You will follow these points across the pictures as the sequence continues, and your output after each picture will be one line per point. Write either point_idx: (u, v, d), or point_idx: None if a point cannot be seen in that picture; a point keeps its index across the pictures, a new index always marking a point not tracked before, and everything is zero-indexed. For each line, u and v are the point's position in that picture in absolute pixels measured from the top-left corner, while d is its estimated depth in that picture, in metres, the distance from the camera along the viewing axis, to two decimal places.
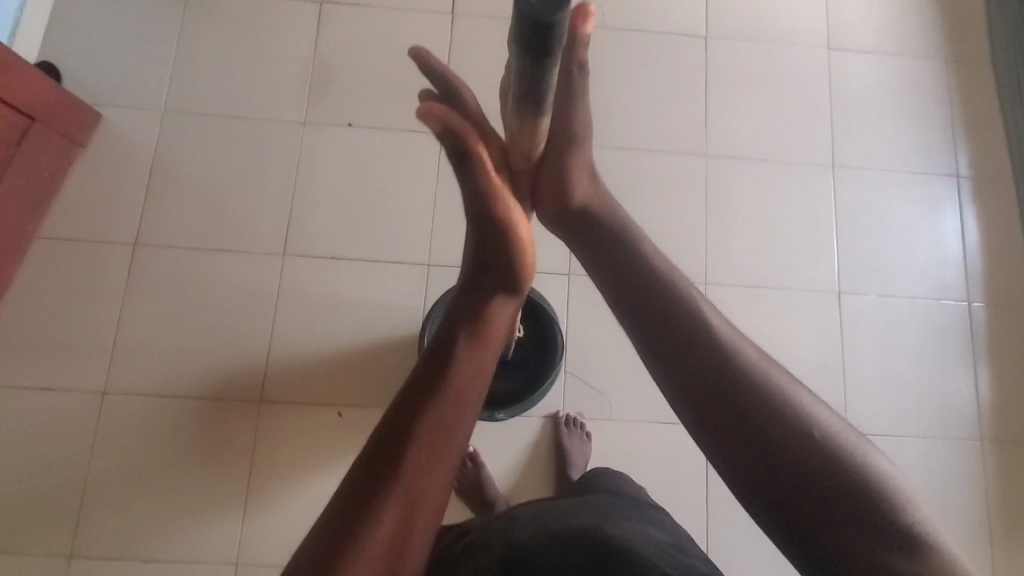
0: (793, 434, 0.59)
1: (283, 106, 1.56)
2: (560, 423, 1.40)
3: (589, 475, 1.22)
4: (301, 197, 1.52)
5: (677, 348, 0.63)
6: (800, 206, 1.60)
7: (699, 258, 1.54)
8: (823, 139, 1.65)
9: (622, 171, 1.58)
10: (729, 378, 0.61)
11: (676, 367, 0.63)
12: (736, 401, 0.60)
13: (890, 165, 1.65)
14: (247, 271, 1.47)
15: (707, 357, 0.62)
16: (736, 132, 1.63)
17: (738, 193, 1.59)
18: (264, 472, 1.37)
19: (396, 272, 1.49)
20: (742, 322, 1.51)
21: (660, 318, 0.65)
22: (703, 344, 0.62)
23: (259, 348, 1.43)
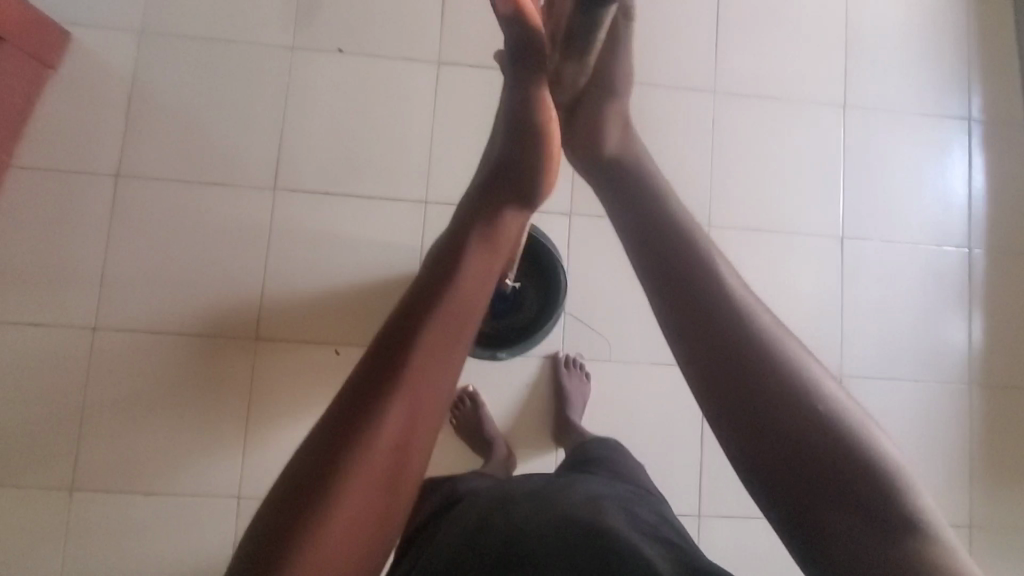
0: (835, 451, 0.50)
1: (268, 29, 1.46)
2: (560, 363, 1.41)
3: (587, 442, 1.25)
4: (291, 128, 1.44)
5: (732, 373, 0.52)
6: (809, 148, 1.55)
7: (704, 199, 1.51)
8: (836, 77, 1.59)
9: (627, 107, 1.51)
10: (758, 383, 0.52)
11: (695, 335, 0.54)
12: (764, 401, 0.51)
13: (902, 106, 1.60)
14: (238, 205, 1.41)
15: (738, 356, 0.53)
16: (746, 68, 1.56)
17: (746, 133, 1.54)
18: (263, 408, 1.37)
19: (391, 209, 1.44)
20: (745, 265, 1.50)
21: (684, 300, 0.56)
22: (733, 333, 0.53)
23: (252, 284, 1.40)
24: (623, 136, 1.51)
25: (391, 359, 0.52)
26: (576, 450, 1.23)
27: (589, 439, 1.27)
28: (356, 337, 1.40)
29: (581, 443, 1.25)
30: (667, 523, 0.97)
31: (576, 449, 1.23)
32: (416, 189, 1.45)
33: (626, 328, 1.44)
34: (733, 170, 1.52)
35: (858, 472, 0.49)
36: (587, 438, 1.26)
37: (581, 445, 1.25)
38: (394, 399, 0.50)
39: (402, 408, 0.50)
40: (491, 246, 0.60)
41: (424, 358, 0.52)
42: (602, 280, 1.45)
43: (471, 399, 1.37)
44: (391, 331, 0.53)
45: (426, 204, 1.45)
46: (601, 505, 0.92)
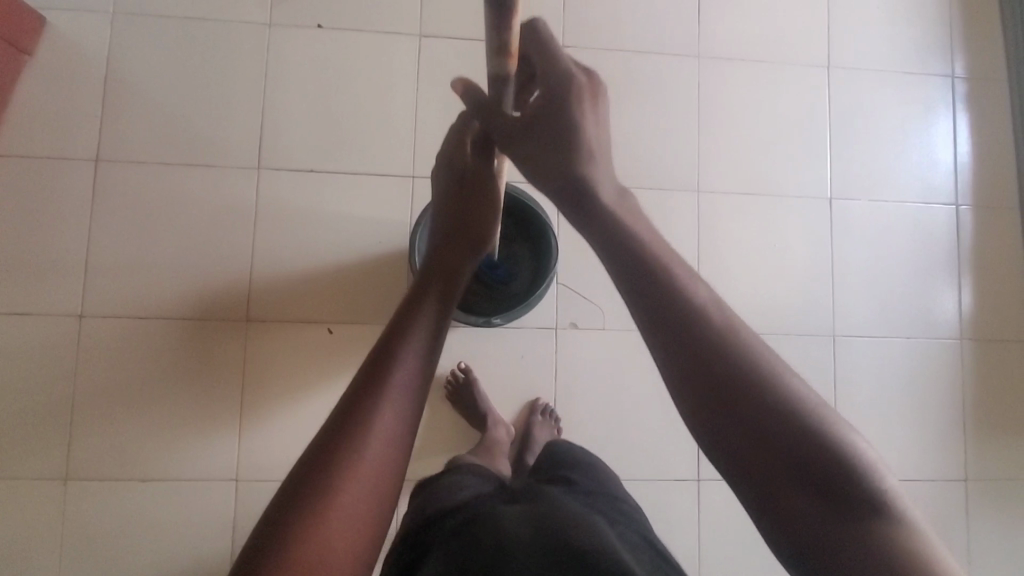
0: (775, 404, 0.49)
1: (245, 6, 1.44)
2: (537, 410, 1.38)
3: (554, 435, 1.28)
4: (273, 106, 1.42)
5: (664, 308, 0.53)
6: (795, 110, 1.55)
7: (693, 164, 1.50)
8: (820, 38, 1.58)
9: (612, 74, 1.50)
10: (701, 345, 0.51)
11: (634, 276, 0.54)
12: (707, 360, 0.51)
13: (886, 65, 1.60)
14: (223, 186, 1.40)
15: (674, 312, 0.52)
16: (731, 31, 1.55)
17: (732, 96, 1.53)
18: (257, 389, 1.36)
19: (378, 184, 1.42)
20: (735, 229, 1.50)
21: (630, 267, 0.55)
22: (672, 296, 0.53)
23: (240, 265, 1.38)
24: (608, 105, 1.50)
25: (384, 361, 0.60)
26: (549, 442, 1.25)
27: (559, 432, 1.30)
28: (347, 314, 1.39)
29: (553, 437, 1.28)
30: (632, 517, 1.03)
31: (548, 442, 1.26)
32: (403, 163, 1.44)
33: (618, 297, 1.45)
34: (721, 134, 1.52)
35: (796, 421, 0.49)
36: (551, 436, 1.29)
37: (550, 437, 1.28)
38: (384, 396, 0.58)
39: (384, 398, 0.58)
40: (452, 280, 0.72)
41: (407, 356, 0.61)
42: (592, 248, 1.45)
43: (466, 372, 1.37)
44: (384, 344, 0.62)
45: (413, 178, 1.43)
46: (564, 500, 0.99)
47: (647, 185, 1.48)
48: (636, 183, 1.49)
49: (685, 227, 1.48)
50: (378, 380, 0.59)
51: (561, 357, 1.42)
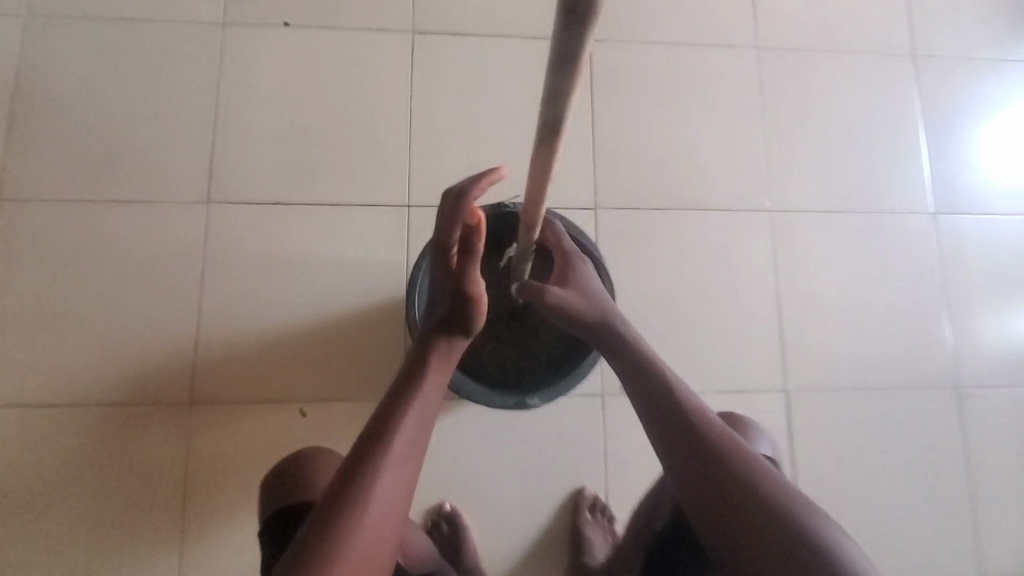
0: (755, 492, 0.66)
1: (194, 4, 1.15)
2: (585, 507, 1.03)
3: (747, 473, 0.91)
4: (227, 124, 1.12)
5: (677, 436, 0.70)
6: (878, 108, 1.26)
7: (761, 178, 1.19)
8: (901, 22, 1.30)
9: (653, 72, 1.21)
10: (697, 446, 0.69)
11: (657, 414, 0.72)
12: (695, 449, 0.69)
13: (982, 52, 1.31)
14: (163, 227, 1.08)
15: (686, 438, 0.70)
16: (792, 17, 1.27)
17: (801, 94, 1.24)
18: (204, 497, 1.01)
19: (364, 217, 1.11)
20: (820, 257, 1.18)
21: (653, 399, 0.74)
22: (675, 411, 0.72)
23: (184, 329, 1.05)
24: (650, 110, 1.20)
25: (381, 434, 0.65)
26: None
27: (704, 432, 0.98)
28: (326, 389, 1.05)
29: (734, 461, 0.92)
30: None
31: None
32: (395, 190, 1.12)
33: (679, 350, 1.12)
34: (791, 141, 1.22)
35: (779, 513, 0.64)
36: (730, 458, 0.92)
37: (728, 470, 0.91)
38: (368, 503, 0.60)
39: (368, 507, 0.60)
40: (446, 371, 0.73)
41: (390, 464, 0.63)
42: (642, 289, 1.13)
43: (449, 518, 1.01)
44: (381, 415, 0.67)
45: (409, 208, 1.12)
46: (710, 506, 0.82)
47: (706, 206, 1.17)
48: (693, 203, 1.17)
49: (757, 257, 1.16)
50: (373, 455, 0.63)
51: (611, 434, 1.07)
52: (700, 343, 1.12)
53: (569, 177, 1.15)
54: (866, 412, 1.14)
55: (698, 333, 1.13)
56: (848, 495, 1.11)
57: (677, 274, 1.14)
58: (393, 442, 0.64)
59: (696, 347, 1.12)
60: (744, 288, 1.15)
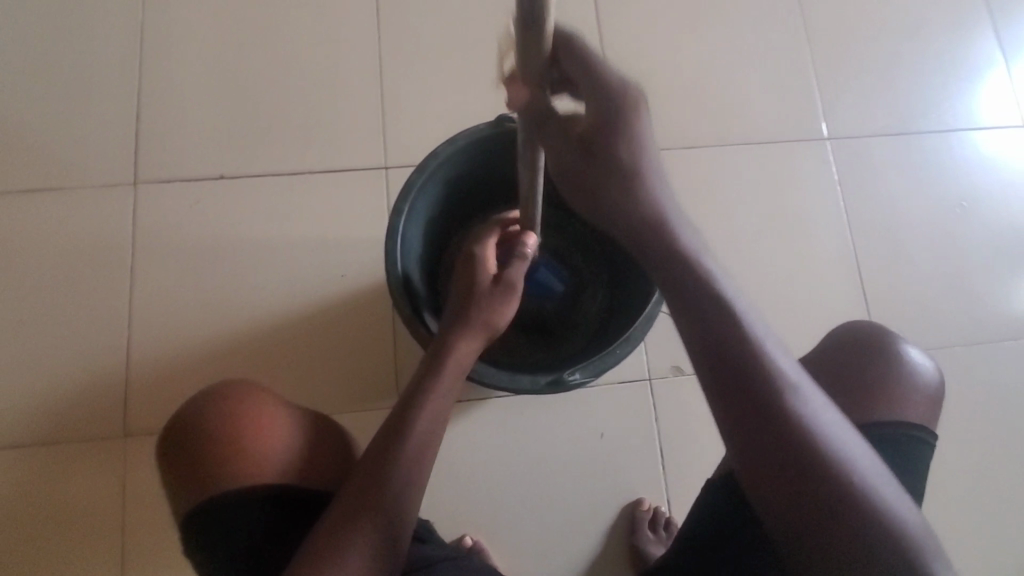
0: (873, 522, 0.36)
1: None
2: (642, 526, 0.77)
3: (918, 441, 0.57)
4: (151, 86, 0.88)
5: (759, 438, 0.36)
6: (957, 9, 1.02)
7: (819, 101, 0.97)
8: None
9: None
10: (788, 430, 0.36)
11: (725, 392, 0.37)
12: (779, 436, 0.36)
13: None
14: (76, 219, 0.85)
15: (778, 443, 0.36)
16: None
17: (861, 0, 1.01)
18: (144, 563, 0.76)
19: (332, 186, 0.87)
20: (902, 189, 0.95)
21: (725, 372, 0.37)
22: (744, 365, 0.37)
23: (112, 343, 0.82)
24: (673, 29, 0.96)
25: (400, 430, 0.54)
26: (884, 451, 0.55)
27: (840, 359, 0.61)
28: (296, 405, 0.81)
29: (904, 419, 0.56)
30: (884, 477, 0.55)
31: (884, 439, 0.55)
32: (368, 150, 0.88)
33: None
34: (852, 56, 0.99)
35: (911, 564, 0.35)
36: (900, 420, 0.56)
37: (897, 430, 0.56)
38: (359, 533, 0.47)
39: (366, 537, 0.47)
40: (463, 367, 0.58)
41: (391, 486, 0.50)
42: None
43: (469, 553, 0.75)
44: (400, 410, 0.56)
45: (387, 170, 0.88)
46: None
47: (757, 140, 0.94)
48: (742, 137, 0.94)
49: (826, 196, 0.93)
50: (380, 466, 0.51)
51: (672, 430, 0.82)
52: (767, 305, 0.89)
53: None
54: (995, 375, 0.88)
55: (765, 295, 0.89)
56: (990, 489, 0.84)
57: (731, 224, 0.91)
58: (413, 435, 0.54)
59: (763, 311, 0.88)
60: (812, 234, 0.92)
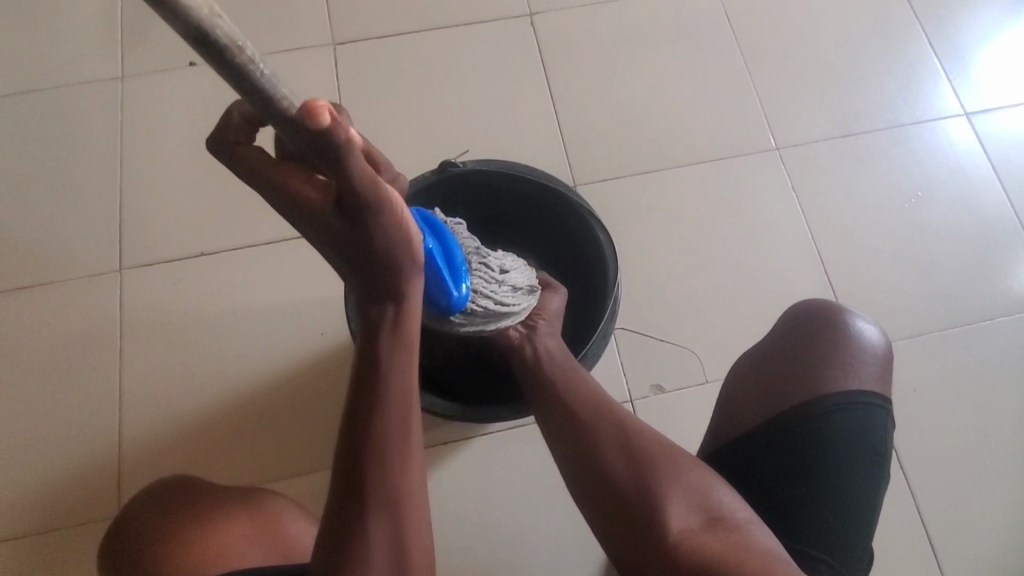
0: (691, 490, 0.52)
1: (82, 60, 0.99)
2: None
3: (871, 407, 0.62)
4: (132, 180, 0.94)
5: (591, 445, 0.55)
6: (886, 17, 1.07)
7: (765, 118, 1.00)
8: None
9: (620, 27, 1.03)
10: (640, 456, 0.54)
11: (567, 422, 0.58)
12: (633, 452, 0.54)
13: None
14: (63, 312, 0.88)
15: (612, 442, 0.55)
16: None
17: (792, 21, 1.06)
18: None
19: (305, 251, 0.91)
20: (855, 186, 0.97)
21: (565, 404, 0.60)
22: (574, 400, 0.60)
23: (101, 426, 0.84)
24: (616, 66, 1.01)
25: (384, 457, 0.45)
26: (838, 417, 0.60)
27: (790, 339, 0.66)
28: (287, 465, 0.83)
29: (853, 388, 0.61)
30: (855, 433, 0.60)
31: (836, 407, 0.60)
32: None
33: (714, 327, 0.89)
34: (791, 72, 1.03)
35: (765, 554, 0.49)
36: (853, 385, 0.61)
37: (848, 399, 0.60)
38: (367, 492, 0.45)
39: (381, 489, 0.45)
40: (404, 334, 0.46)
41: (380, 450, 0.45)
42: (654, 265, 0.92)
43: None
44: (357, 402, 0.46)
45: None
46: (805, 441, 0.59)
47: (709, 161, 0.97)
48: (694, 160, 0.97)
49: (782, 205, 0.96)
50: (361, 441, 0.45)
51: None
52: (738, 316, 0.90)
53: (541, 158, 0.96)
54: (975, 357, 0.88)
55: (735, 305, 0.91)
56: (984, 471, 0.83)
57: (694, 241, 0.93)
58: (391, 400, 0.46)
59: (735, 321, 0.90)
60: (773, 240, 0.94)
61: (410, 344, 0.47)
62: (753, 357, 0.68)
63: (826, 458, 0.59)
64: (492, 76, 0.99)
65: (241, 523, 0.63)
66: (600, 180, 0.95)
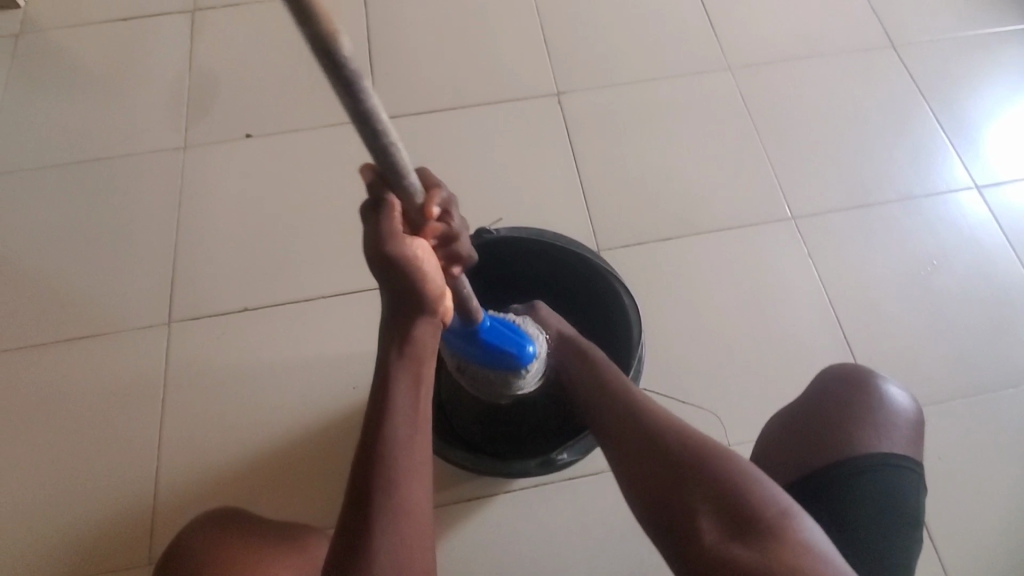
0: (718, 480, 0.51)
1: (151, 132, 1.09)
2: None
3: (904, 471, 0.62)
4: (187, 239, 1.02)
5: (626, 444, 0.58)
6: (893, 99, 1.13)
7: (780, 190, 1.05)
8: (882, 14, 1.20)
9: (641, 107, 1.11)
10: (669, 449, 0.54)
11: (605, 423, 0.61)
12: (660, 444, 0.55)
13: (988, 23, 1.19)
14: (114, 361, 0.93)
15: (642, 438, 0.57)
16: (774, 32, 1.18)
17: (804, 101, 1.12)
18: None
19: (342, 309, 0.96)
20: (871, 256, 1.00)
21: (604, 408, 0.63)
22: (612, 405, 0.62)
23: (140, 473, 0.87)
24: (636, 140, 1.08)
25: (391, 476, 0.48)
26: (874, 476, 0.61)
27: (825, 398, 0.67)
28: (316, 518, 0.85)
29: (888, 451, 0.62)
30: (891, 494, 0.61)
31: (870, 467, 0.61)
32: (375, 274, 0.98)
33: (736, 390, 0.91)
34: (802, 148, 1.09)
35: (807, 554, 0.46)
36: (889, 448, 0.63)
37: (880, 460, 0.62)
38: (380, 528, 0.46)
39: (392, 523, 0.46)
40: (418, 365, 0.51)
41: (392, 480, 0.48)
42: (676, 328, 0.95)
43: None
44: (373, 435, 0.49)
45: None
46: (844, 493, 0.60)
47: (728, 229, 1.02)
48: (713, 229, 1.02)
49: (800, 271, 0.99)
50: (375, 475, 0.47)
51: None
52: (759, 379, 0.92)
53: (568, 225, 1.01)
54: (996, 428, 0.89)
55: (757, 369, 0.92)
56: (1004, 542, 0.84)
57: (715, 305, 0.96)
58: (404, 429, 0.49)
59: (756, 384, 0.91)
60: (792, 305, 0.96)
61: (422, 373, 0.52)
62: (785, 415, 0.70)
63: (862, 513, 0.59)
64: (523, 149, 1.07)
65: (286, 556, 0.66)
66: (623, 247, 1.00)
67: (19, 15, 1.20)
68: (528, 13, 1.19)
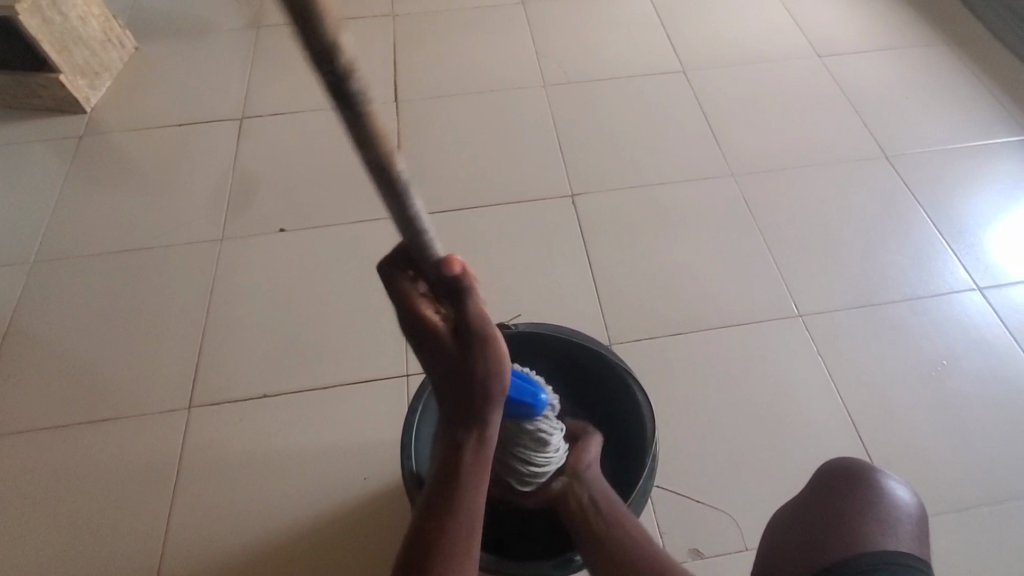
0: None
1: (192, 224, 1.17)
2: None
3: (913, 569, 0.61)
4: (215, 325, 1.06)
5: None
6: (889, 206, 1.19)
7: (787, 289, 1.09)
8: (872, 130, 1.29)
9: (649, 211, 1.18)
10: None
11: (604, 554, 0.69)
12: None
13: (973, 139, 1.27)
14: (133, 443, 0.95)
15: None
16: (772, 145, 1.27)
17: (803, 207, 1.19)
18: None
19: (358, 397, 0.98)
20: (880, 354, 1.02)
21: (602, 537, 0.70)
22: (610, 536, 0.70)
23: (144, 562, 0.85)
24: (645, 239, 1.14)
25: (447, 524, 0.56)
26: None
27: (823, 496, 0.68)
28: None
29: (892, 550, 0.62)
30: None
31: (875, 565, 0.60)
32: (392, 363, 1.01)
33: (751, 490, 0.90)
34: (804, 250, 1.14)
35: None
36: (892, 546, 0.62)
37: (885, 558, 0.61)
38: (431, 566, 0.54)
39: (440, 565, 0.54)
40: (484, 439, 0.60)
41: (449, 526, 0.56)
42: (688, 424, 0.95)
43: None
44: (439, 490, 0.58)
45: (408, 375, 0.99)
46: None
47: (737, 326, 1.04)
48: (722, 326, 1.04)
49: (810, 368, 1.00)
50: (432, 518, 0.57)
51: None
52: (773, 479, 0.91)
53: (581, 319, 1.05)
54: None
55: (771, 469, 0.92)
56: None
57: (727, 402, 0.97)
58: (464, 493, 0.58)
59: (772, 485, 0.91)
60: (804, 403, 0.97)
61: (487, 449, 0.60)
62: (783, 516, 0.71)
63: None
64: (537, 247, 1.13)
65: None
66: (635, 342, 1.03)
67: (84, 120, 1.33)
68: (543, 125, 1.29)
